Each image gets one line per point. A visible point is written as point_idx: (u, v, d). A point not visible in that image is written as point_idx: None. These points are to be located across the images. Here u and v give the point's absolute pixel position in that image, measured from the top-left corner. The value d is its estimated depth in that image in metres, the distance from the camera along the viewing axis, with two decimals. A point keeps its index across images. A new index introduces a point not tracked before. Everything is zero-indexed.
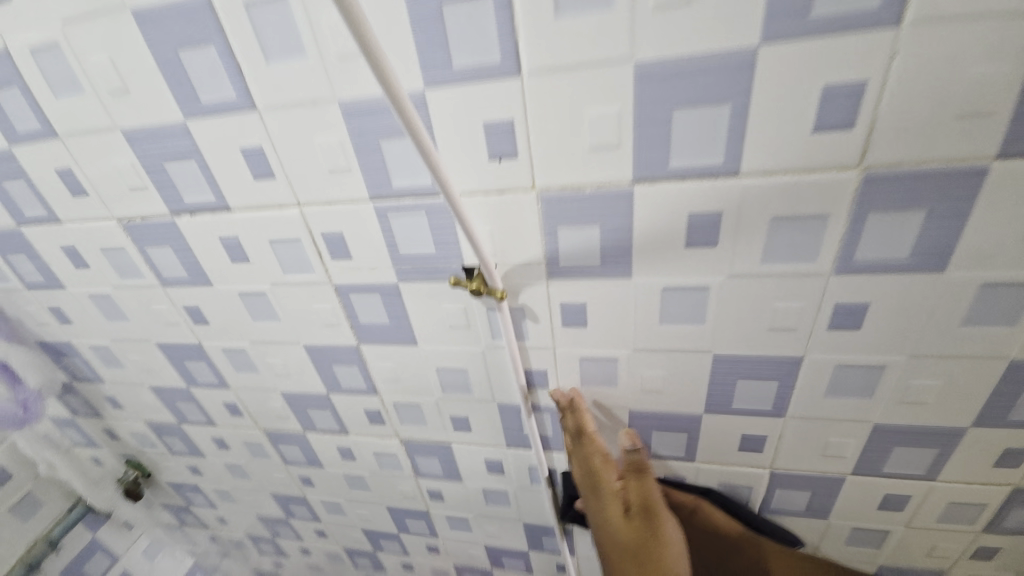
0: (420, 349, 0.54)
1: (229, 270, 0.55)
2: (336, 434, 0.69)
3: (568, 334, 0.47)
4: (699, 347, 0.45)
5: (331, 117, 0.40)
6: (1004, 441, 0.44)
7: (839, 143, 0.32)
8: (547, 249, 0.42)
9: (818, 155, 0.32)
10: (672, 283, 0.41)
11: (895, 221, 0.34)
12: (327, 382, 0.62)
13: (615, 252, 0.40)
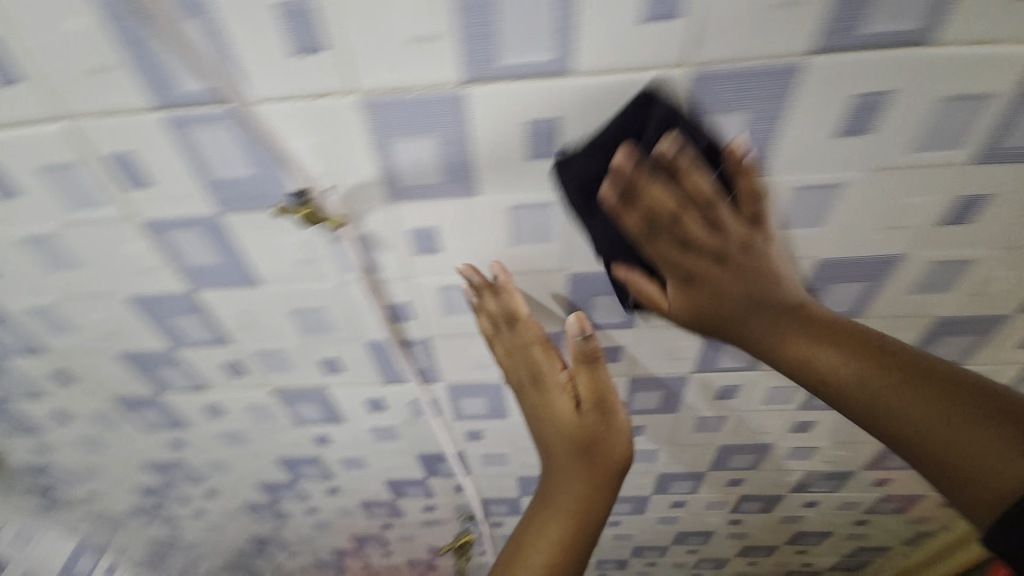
0: (274, 287, 0.53)
1: (26, 207, 0.46)
2: (200, 391, 0.66)
3: (420, 257, 0.50)
4: (542, 255, 0.51)
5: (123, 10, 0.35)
6: None
7: (639, 44, 0.37)
8: (389, 165, 0.43)
9: (622, 57, 0.37)
10: (510, 197, 0.46)
11: (689, 124, 0.40)
12: (177, 335, 0.58)
13: (454, 165, 0.43)
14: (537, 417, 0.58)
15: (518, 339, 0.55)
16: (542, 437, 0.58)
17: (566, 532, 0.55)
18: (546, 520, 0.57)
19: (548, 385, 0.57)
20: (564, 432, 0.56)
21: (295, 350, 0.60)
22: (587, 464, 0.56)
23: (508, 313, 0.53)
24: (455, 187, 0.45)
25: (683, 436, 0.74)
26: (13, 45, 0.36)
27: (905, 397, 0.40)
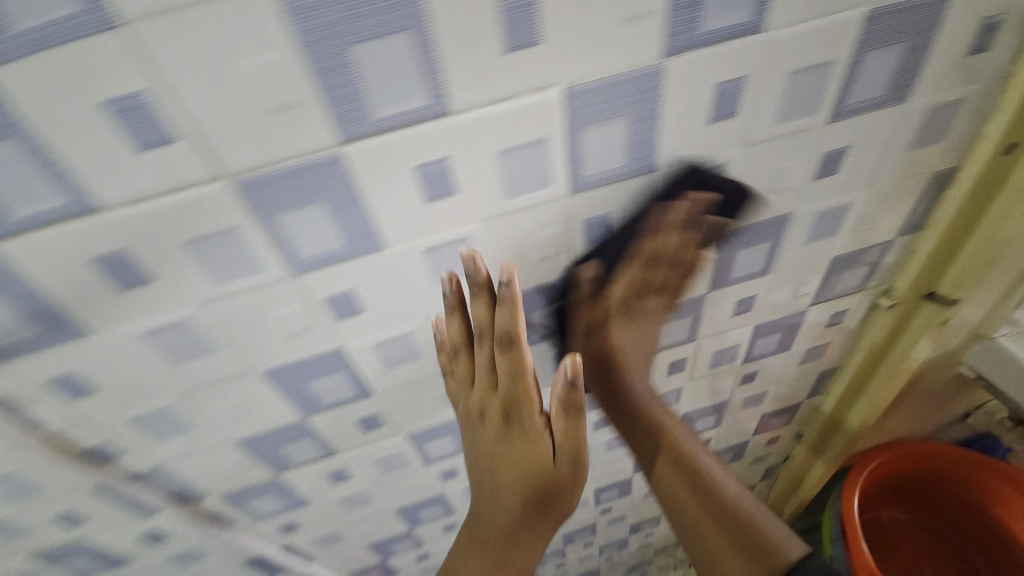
0: (422, 328, 0.45)
1: (113, 309, 0.35)
2: (318, 463, 0.55)
3: (589, 253, 0.44)
4: (711, 227, 0.45)
5: (262, 15, 0.25)
6: (911, 242, 0.56)
7: None
8: (570, 160, 0.36)
9: None
10: (696, 165, 0.39)
11: (885, 58, 0.37)
12: (301, 409, 0.48)
13: (642, 145, 0.37)
14: (495, 454, 0.50)
15: (511, 368, 0.44)
16: (667, 478, 0.53)
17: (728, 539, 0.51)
18: (697, 538, 0.53)
19: (524, 425, 0.48)
20: (530, 472, 0.49)
21: (439, 393, 0.53)
22: (541, 504, 0.51)
23: (508, 335, 0.41)
24: (644, 170, 0.39)
25: (798, 377, 0.74)
26: (133, 99, 0.26)
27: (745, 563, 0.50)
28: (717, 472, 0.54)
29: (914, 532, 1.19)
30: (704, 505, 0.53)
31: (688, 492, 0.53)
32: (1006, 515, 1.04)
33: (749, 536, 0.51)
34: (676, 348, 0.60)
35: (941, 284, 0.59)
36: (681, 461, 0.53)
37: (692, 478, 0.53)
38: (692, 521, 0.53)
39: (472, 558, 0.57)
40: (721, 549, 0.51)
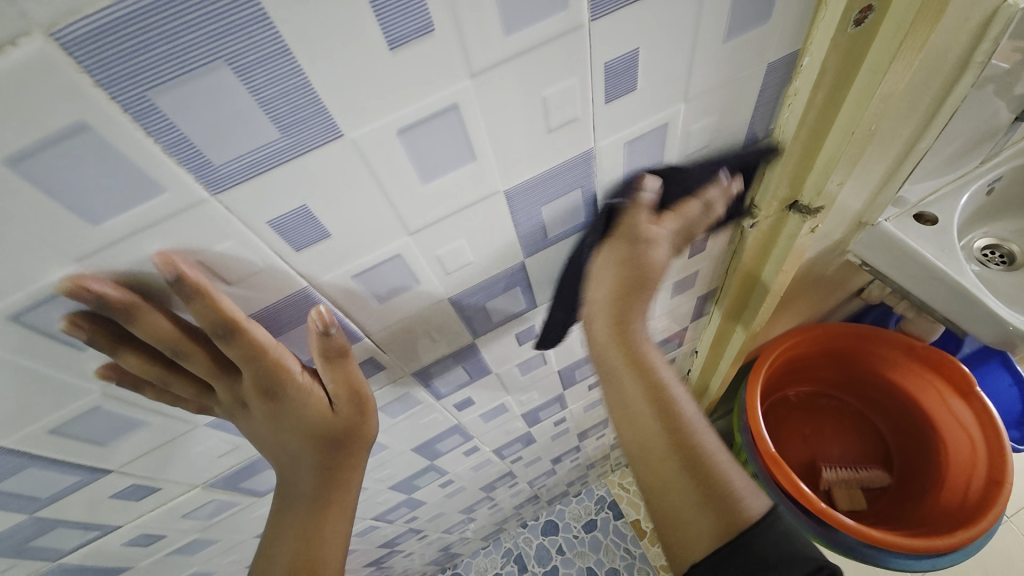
0: (114, 396, 0.32)
1: None
2: (103, 538, 0.46)
3: (314, 256, 0.31)
4: (483, 192, 0.33)
5: None
6: (761, 153, 0.47)
7: None
8: (169, 148, 0.22)
9: None
10: (404, 114, 0.26)
11: None
12: (9, 511, 0.37)
13: (288, 104, 0.23)
14: (275, 429, 0.40)
15: (247, 353, 0.33)
16: (619, 374, 0.47)
17: (686, 475, 0.43)
18: (657, 482, 0.45)
19: (291, 391, 0.38)
20: (307, 428, 0.41)
21: (216, 441, 0.41)
22: (330, 446, 0.43)
23: (218, 323, 0.30)
24: (323, 137, 0.25)
25: (677, 308, 0.69)
26: None
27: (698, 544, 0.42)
28: (675, 392, 0.47)
29: (822, 406, 1.28)
30: (668, 430, 0.45)
31: (653, 419, 0.45)
32: (895, 370, 1.13)
33: (712, 487, 0.43)
34: (516, 321, 0.50)
35: (804, 191, 0.51)
36: (643, 377, 0.46)
37: (667, 415, 0.45)
38: (640, 455, 0.46)
39: (279, 505, 0.46)
40: (672, 490, 0.44)
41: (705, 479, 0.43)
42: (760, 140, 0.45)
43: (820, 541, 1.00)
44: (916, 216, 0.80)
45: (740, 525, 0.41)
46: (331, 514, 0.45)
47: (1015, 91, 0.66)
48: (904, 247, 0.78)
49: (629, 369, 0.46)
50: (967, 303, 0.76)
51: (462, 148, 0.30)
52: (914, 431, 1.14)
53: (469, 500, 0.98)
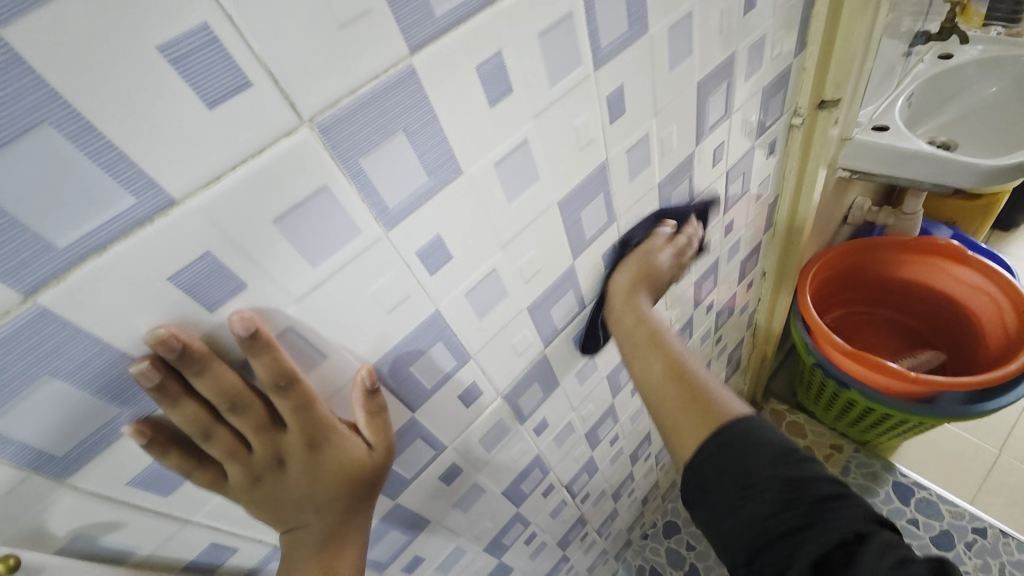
0: (503, 259, 0.44)
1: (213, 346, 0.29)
2: (432, 463, 0.51)
3: (615, 129, 0.46)
4: (690, 81, 0.51)
5: None
6: (801, 63, 0.69)
7: None
8: (590, 33, 0.38)
9: None
10: (672, 17, 0.44)
11: None
12: (408, 405, 0.44)
13: (637, 5, 0.40)
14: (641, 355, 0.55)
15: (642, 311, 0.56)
16: (630, 329, 0.56)
17: (681, 390, 0.51)
18: (660, 392, 0.52)
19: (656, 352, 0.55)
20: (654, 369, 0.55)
21: (523, 331, 0.51)
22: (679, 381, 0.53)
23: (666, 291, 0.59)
24: (641, 30, 0.42)
25: (757, 217, 0.87)
26: (201, 32, 0.22)
27: (699, 423, 0.49)
28: (679, 347, 0.55)
29: (859, 323, 1.46)
30: (669, 369, 0.53)
31: (659, 364, 0.54)
32: (902, 267, 1.33)
33: (703, 398, 0.51)
34: (683, 215, 0.65)
35: (827, 89, 0.74)
36: (655, 344, 0.55)
37: (674, 368, 0.53)
38: (649, 381, 0.54)
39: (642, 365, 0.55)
40: (676, 399, 0.51)
41: (698, 392, 0.51)
42: (800, 52, 0.67)
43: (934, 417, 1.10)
44: (876, 127, 1.05)
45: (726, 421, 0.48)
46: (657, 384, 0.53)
47: (903, 24, 0.97)
48: (881, 148, 1.02)
49: (630, 311, 0.56)
50: (949, 167, 1.00)
51: (687, 44, 0.48)
52: (942, 312, 1.32)
53: (622, 475, 1.00)
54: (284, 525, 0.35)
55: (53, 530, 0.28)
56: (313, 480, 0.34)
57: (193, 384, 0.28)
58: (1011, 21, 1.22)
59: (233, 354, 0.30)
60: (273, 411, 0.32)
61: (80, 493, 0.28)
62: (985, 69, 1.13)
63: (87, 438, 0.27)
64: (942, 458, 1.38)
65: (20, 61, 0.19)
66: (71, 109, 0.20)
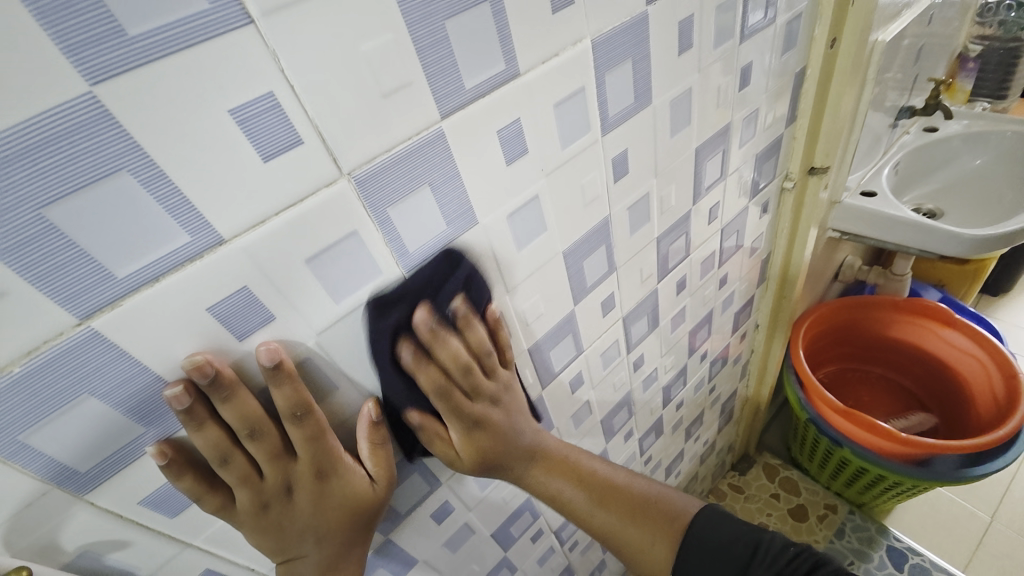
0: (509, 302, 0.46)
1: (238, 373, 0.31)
2: (425, 498, 0.51)
3: (619, 188, 0.50)
4: (689, 147, 0.55)
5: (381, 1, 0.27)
6: (792, 134, 0.75)
7: None
8: (600, 103, 0.42)
9: None
10: (675, 92, 0.49)
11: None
12: (409, 439, 0.45)
13: (643, 81, 0.45)
14: (546, 476, 0.49)
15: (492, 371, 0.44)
16: (539, 480, 0.49)
17: (618, 513, 0.49)
18: (608, 528, 0.49)
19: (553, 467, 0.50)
20: (577, 486, 0.50)
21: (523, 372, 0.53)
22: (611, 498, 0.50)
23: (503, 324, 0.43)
24: (646, 103, 0.47)
25: (751, 271, 0.90)
26: (267, 98, 0.25)
27: (659, 543, 0.49)
28: (593, 463, 0.52)
29: (852, 379, 1.48)
30: (601, 497, 0.50)
31: (589, 502, 0.49)
32: (893, 326, 1.36)
33: (653, 513, 0.50)
34: (679, 267, 0.69)
35: (817, 157, 0.79)
36: (574, 476, 0.50)
37: (591, 488, 0.50)
38: (588, 520, 0.50)
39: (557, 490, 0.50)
40: (626, 529, 0.49)
41: (634, 506, 0.50)
42: (791, 124, 0.73)
43: (929, 481, 1.09)
44: (863, 193, 1.12)
45: (683, 533, 0.49)
46: (580, 509, 0.50)
47: (887, 101, 1.05)
48: (871, 212, 1.07)
49: (537, 463, 0.49)
50: (935, 233, 1.05)
51: (687, 116, 0.52)
52: (934, 375, 1.34)
53: None
54: (282, 555, 0.36)
55: (63, 545, 0.29)
56: (317, 511, 0.36)
57: (218, 409, 0.30)
58: (995, 98, 1.33)
59: (255, 381, 0.32)
60: (286, 440, 0.33)
61: (97, 508, 0.29)
62: (972, 142, 1.21)
63: (111, 454, 0.28)
64: (936, 523, 1.36)
65: (108, 115, 0.21)
66: (146, 158, 0.23)
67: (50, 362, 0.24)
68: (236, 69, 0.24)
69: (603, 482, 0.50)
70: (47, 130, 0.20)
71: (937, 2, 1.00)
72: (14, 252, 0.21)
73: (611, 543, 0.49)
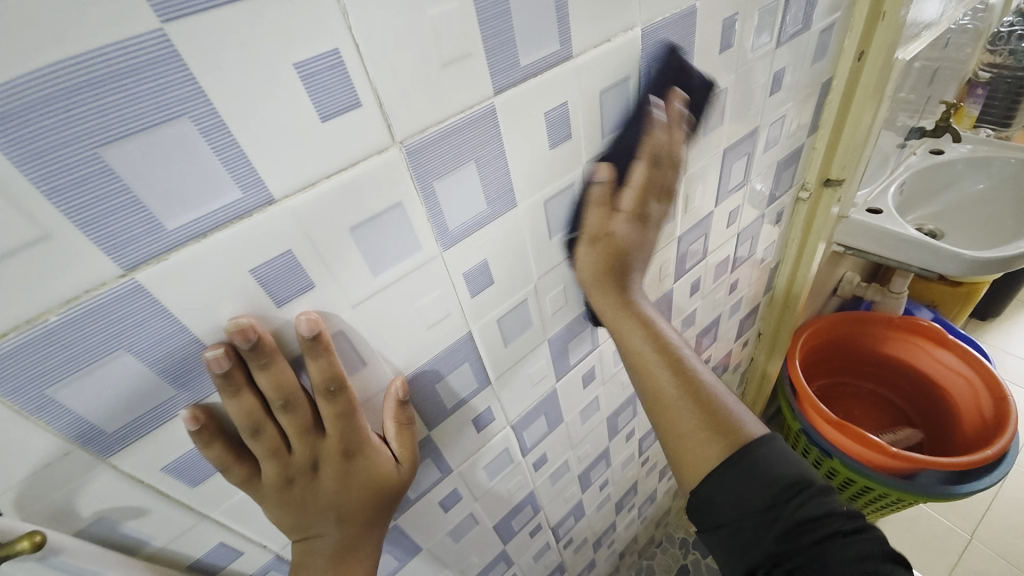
0: (535, 290, 0.46)
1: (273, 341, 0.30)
2: (435, 485, 0.51)
3: None
4: (718, 148, 0.56)
5: None
6: (811, 144, 0.75)
7: None
8: (644, 94, 0.42)
9: None
10: (712, 91, 0.49)
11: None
12: (427, 423, 0.45)
13: (684, 77, 0.45)
14: (630, 335, 0.45)
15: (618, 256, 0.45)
16: (626, 330, 0.45)
17: (693, 398, 0.43)
18: (665, 407, 0.44)
19: (639, 329, 0.45)
20: (660, 358, 0.44)
21: (541, 363, 0.53)
22: (689, 385, 0.44)
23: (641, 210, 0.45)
24: (685, 99, 0.47)
25: (760, 278, 0.91)
26: (330, 56, 0.24)
27: (710, 445, 0.42)
28: (676, 341, 0.46)
29: (842, 392, 1.51)
30: (680, 377, 0.44)
31: (668, 377, 0.44)
32: (888, 343, 1.38)
33: (719, 416, 0.43)
34: (695, 268, 0.69)
35: (833, 169, 0.80)
36: (665, 355, 0.44)
37: (676, 366, 0.44)
38: (652, 396, 0.44)
39: (637, 352, 0.45)
40: (684, 417, 0.43)
41: (712, 404, 0.43)
42: (812, 133, 0.74)
43: (914, 497, 1.11)
44: (869, 209, 1.13)
45: (745, 444, 0.41)
46: (657, 375, 0.44)
47: (899, 120, 1.06)
48: (877, 228, 1.08)
49: (627, 315, 0.45)
50: (938, 252, 1.06)
51: (720, 116, 0.53)
52: (923, 392, 1.36)
53: (605, 523, 0.98)
54: (300, 533, 0.35)
55: (79, 509, 0.28)
56: (341, 489, 0.35)
57: (254, 376, 0.29)
58: (1000, 126, 1.36)
59: (291, 350, 0.31)
60: (316, 414, 0.33)
61: (118, 472, 0.28)
62: (975, 167, 1.23)
63: (140, 415, 0.27)
64: (915, 538, 1.39)
65: (176, 55, 0.21)
66: (209, 106, 0.22)
67: (90, 314, 0.23)
68: (305, 23, 0.23)
69: (685, 364, 0.45)
70: (113, 65, 0.20)
71: (953, 27, 1.01)
72: (66, 192, 0.20)
73: (664, 427, 0.44)
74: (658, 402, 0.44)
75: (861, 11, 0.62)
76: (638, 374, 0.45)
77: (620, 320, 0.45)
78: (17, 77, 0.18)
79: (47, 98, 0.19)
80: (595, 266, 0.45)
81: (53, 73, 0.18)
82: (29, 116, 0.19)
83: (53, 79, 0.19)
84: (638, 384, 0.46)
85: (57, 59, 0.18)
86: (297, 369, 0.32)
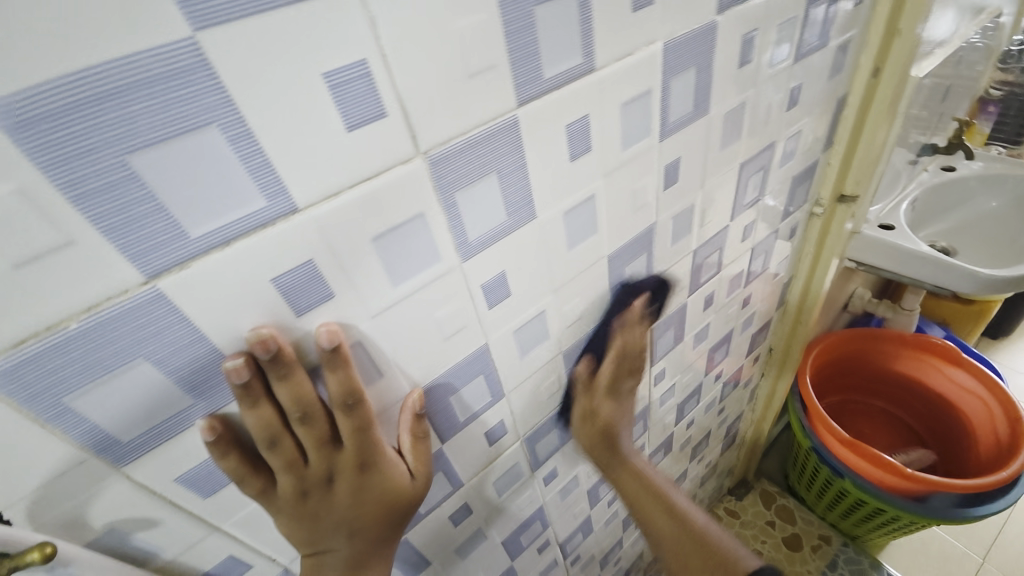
0: (552, 302, 0.45)
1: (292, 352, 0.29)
2: (445, 500, 0.50)
3: (668, 195, 0.49)
4: (735, 162, 0.55)
5: None
6: (825, 159, 0.75)
7: None
8: (663, 107, 0.42)
9: None
10: (730, 105, 0.49)
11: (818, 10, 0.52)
12: (441, 434, 0.44)
13: (704, 90, 0.45)
14: (627, 478, 0.57)
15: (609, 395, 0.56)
16: (617, 475, 0.57)
17: (698, 553, 0.52)
18: (672, 550, 0.54)
19: (620, 467, 0.57)
20: (654, 497, 0.56)
21: (555, 376, 0.52)
22: (697, 540, 0.53)
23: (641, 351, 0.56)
24: (703, 112, 0.46)
25: (772, 293, 0.90)
26: (357, 65, 0.24)
27: (711, 570, 0.50)
28: (669, 487, 0.57)
29: (854, 411, 1.48)
30: (665, 509, 0.55)
31: (664, 519, 0.55)
32: (898, 362, 1.36)
33: (715, 554, 0.51)
34: (709, 281, 0.68)
35: (847, 185, 0.80)
36: (654, 496, 0.56)
37: (678, 520, 0.54)
38: (646, 518, 0.56)
39: (635, 486, 0.56)
40: (690, 556, 0.52)
41: (711, 549, 0.52)
42: (826, 148, 0.73)
43: (926, 519, 1.07)
44: (882, 225, 1.12)
45: (743, 575, 0.49)
46: (652, 511, 0.55)
47: (912, 136, 1.06)
48: (889, 245, 1.07)
49: (621, 462, 0.57)
50: (950, 270, 1.05)
51: (737, 131, 0.52)
52: (936, 411, 1.34)
53: (612, 540, 0.96)
54: (311, 547, 0.34)
55: (92, 520, 0.27)
56: (355, 502, 0.35)
57: (273, 388, 0.28)
58: (1011, 143, 1.36)
59: (309, 361, 0.31)
60: (333, 428, 0.32)
61: (133, 482, 0.27)
62: (988, 184, 1.22)
63: (156, 425, 0.26)
64: (931, 564, 1.35)
65: (207, 62, 0.20)
66: (236, 114, 0.22)
67: (112, 320, 0.23)
68: (333, 31, 0.23)
69: (675, 503, 0.56)
70: (144, 73, 0.19)
71: (965, 45, 1.01)
72: (94, 199, 0.20)
73: (673, 560, 0.53)
74: (660, 538, 0.55)
75: (878, 27, 0.62)
76: (635, 504, 0.56)
77: (616, 471, 0.57)
78: (50, 83, 0.18)
79: (78, 105, 0.19)
80: (590, 425, 0.56)
81: (86, 81, 0.18)
82: (59, 121, 0.19)
83: (86, 86, 0.18)
84: (646, 523, 0.56)
85: (89, 64, 0.18)
86: (314, 380, 0.32)
